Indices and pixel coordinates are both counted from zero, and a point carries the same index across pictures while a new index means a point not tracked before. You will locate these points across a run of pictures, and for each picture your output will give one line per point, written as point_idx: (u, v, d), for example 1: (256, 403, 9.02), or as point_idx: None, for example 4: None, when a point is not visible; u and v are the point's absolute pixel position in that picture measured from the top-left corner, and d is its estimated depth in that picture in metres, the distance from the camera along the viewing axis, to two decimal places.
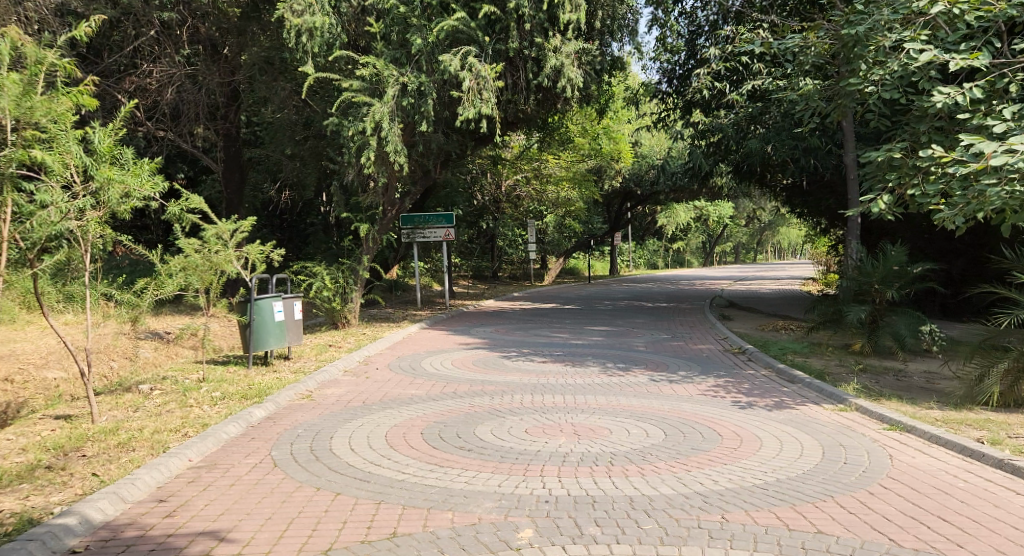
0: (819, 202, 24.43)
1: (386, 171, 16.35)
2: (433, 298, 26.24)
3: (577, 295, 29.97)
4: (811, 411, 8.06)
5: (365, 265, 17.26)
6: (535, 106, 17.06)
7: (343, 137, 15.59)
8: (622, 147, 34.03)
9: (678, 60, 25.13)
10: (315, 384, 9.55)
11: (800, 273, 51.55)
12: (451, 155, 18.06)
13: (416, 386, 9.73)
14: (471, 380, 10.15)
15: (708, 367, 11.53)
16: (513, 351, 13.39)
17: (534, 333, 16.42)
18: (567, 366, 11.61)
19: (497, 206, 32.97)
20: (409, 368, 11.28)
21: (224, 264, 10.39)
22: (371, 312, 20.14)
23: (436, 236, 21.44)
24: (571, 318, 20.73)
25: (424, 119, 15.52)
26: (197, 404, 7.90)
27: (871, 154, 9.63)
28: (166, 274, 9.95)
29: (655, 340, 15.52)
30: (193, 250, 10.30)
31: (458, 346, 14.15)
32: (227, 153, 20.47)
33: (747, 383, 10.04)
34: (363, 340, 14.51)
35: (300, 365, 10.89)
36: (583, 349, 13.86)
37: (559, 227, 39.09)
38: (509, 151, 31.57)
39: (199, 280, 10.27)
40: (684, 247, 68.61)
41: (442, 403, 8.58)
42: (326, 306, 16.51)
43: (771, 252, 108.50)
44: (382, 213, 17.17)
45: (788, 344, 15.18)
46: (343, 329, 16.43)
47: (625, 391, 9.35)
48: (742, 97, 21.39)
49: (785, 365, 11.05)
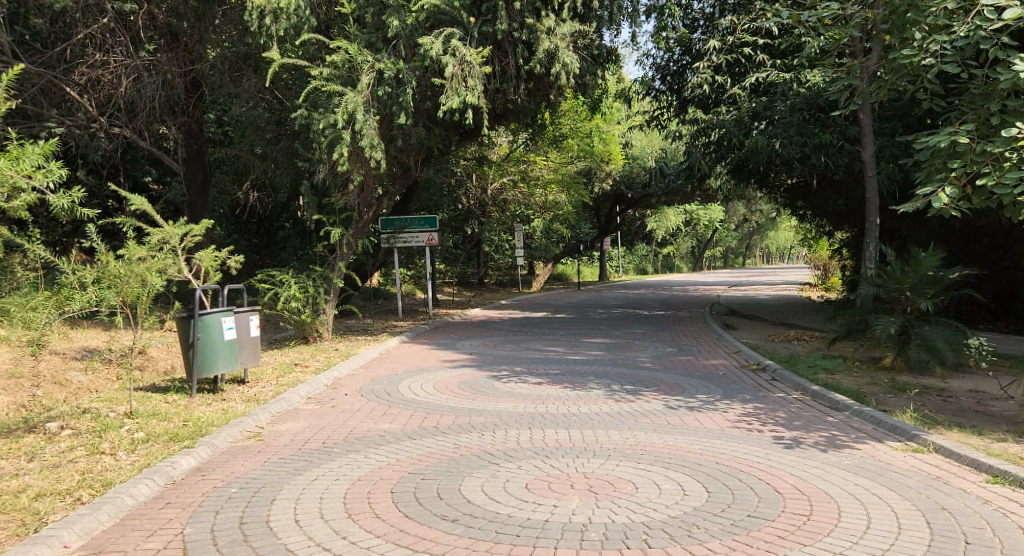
0: (824, 203, 23.11)
1: (362, 168, 14.73)
2: (416, 307, 24.71)
3: (567, 304, 28.50)
4: (877, 453, 6.55)
5: (338, 273, 15.66)
6: (526, 97, 15.54)
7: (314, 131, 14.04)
8: (612, 148, 32.61)
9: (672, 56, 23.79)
10: (269, 417, 7.95)
11: (792, 278, 50.41)
12: (433, 151, 16.51)
13: (389, 419, 8.13)
14: (456, 409, 8.59)
15: (731, 389, 10.01)
16: (504, 370, 11.83)
17: (526, 347, 14.93)
18: (568, 389, 10.05)
19: (484, 209, 31.46)
20: (384, 393, 9.69)
21: (148, 274, 8.92)
22: (347, 324, 18.58)
23: (418, 241, 20.00)
24: (564, 328, 19.22)
25: (404, 110, 13.97)
26: (110, 450, 6.22)
27: (927, 139, 8.34)
28: (74, 282, 8.67)
29: (661, 354, 14.03)
30: (111, 259, 8.87)
31: (442, 364, 12.58)
32: (188, 152, 18.51)
33: (780, 410, 8.53)
34: (335, 358, 12.95)
35: (255, 392, 9.24)
36: (583, 367, 12.32)
37: (547, 232, 37.66)
38: (494, 153, 30.11)
39: (117, 295, 8.81)
40: (673, 251, 67.33)
41: (419, 443, 7.01)
42: (295, 319, 14.90)
43: (759, 256, 107.67)
44: (356, 215, 15.59)
45: (807, 359, 13.73)
46: (313, 344, 14.88)
47: (643, 423, 7.82)
48: (744, 92, 20.33)
49: (821, 388, 9.55)
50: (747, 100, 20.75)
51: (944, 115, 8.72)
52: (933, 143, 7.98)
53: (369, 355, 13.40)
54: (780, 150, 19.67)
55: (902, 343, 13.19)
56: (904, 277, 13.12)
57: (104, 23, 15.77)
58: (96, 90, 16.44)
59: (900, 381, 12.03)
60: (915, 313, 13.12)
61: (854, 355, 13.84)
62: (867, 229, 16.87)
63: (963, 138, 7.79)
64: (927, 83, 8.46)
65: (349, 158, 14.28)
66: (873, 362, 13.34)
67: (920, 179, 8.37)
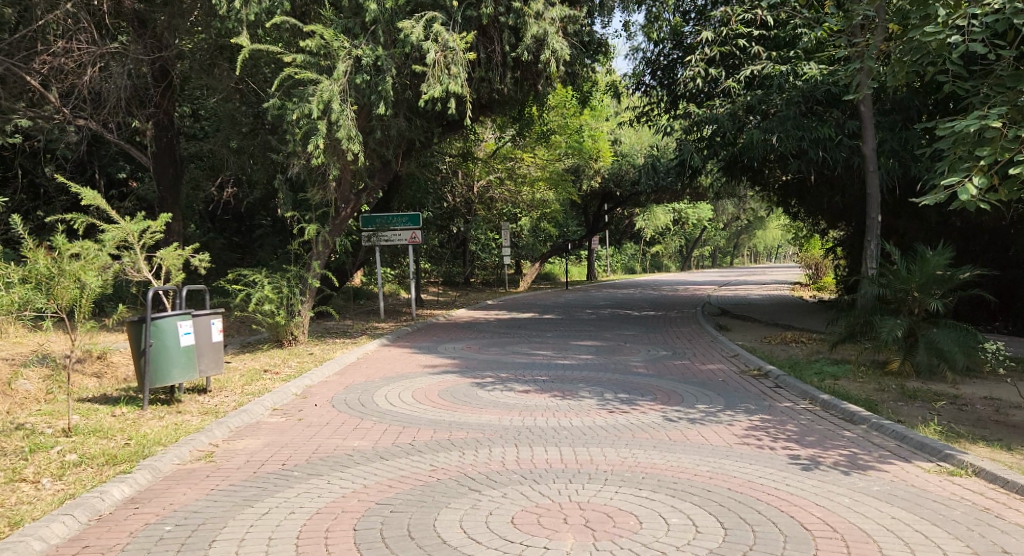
0: (819, 199, 22.49)
1: (338, 162, 13.95)
2: (399, 308, 23.94)
3: (555, 304, 27.82)
4: (907, 475, 5.83)
5: (314, 273, 14.85)
6: (512, 86, 14.78)
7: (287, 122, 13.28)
8: (600, 145, 31.95)
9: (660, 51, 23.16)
10: (226, 433, 7.15)
11: (781, 277, 49.95)
12: (415, 144, 15.73)
13: (360, 433, 7.36)
14: (436, 423, 7.83)
15: (734, 398, 9.29)
16: (489, 377, 11.07)
17: (513, 350, 14.19)
18: (558, 398, 9.30)
19: (470, 207, 30.71)
20: (358, 403, 8.91)
21: (79, 271, 8.29)
22: (326, 326, 17.78)
23: (401, 239, 19.24)
24: (552, 330, 18.48)
25: (383, 100, 13.19)
26: (30, 478, 5.49)
27: (951, 124, 7.65)
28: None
29: (654, 358, 13.32)
30: (40, 259, 8.29)
31: (423, 370, 11.80)
32: (157, 145, 17.42)
33: (789, 423, 7.81)
34: (309, 363, 12.15)
35: (215, 404, 8.42)
36: (573, 373, 11.56)
37: (534, 231, 37.00)
38: (480, 149, 29.40)
39: (46, 297, 8.24)
40: (662, 251, 66.83)
41: (390, 463, 6.24)
42: (268, 321, 14.10)
43: (746, 255, 107.48)
44: (334, 211, 14.78)
45: (809, 364, 13.06)
46: (287, 348, 14.09)
47: (640, 439, 7.08)
48: (739, 85, 19.68)
49: (831, 396, 8.83)
50: (741, 93, 20.09)
51: (968, 100, 8.03)
52: (960, 128, 7.30)
53: (345, 360, 12.60)
54: (776, 145, 18.97)
55: (908, 346, 12.54)
56: (911, 276, 12.45)
57: (68, 9, 14.90)
58: (60, 78, 15.38)
59: (909, 387, 11.35)
60: (922, 315, 12.47)
61: (858, 359, 13.17)
62: (868, 227, 16.22)
63: (995, 122, 7.11)
64: (951, 64, 7.78)
65: (325, 150, 13.50)
66: (877, 367, 12.68)
67: (941, 169, 7.69)
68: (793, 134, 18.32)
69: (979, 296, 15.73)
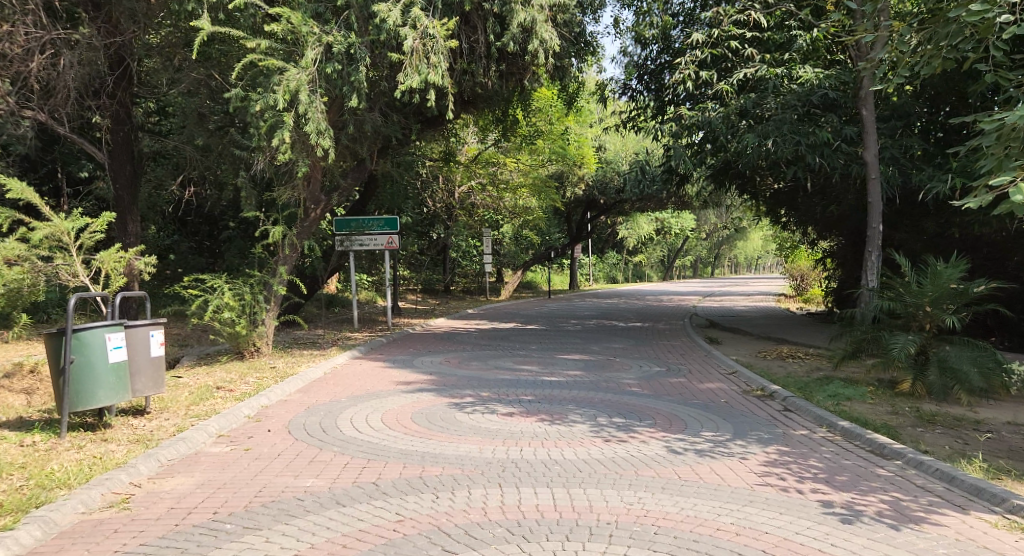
0: (812, 208, 21.66)
1: (307, 159, 12.93)
2: (375, 317, 22.83)
3: (538, 314, 26.82)
4: (976, 534, 5.01)
5: (280, 278, 13.76)
6: (497, 80, 13.77)
7: (251, 114, 12.29)
8: (585, 151, 31.07)
9: (647, 55, 22.17)
10: (155, 468, 6.11)
11: (766, 288, 49.31)
12: (391, 143, 14.68)
13: (316, 468, 6.30)
14: (407, 456, 6.78)
15: (743, 424, 8.31)
16: (469, 397, 10.02)
17: (495, 365, 13.14)
18: (545, 424, 8.29)
19: (450, 213, 29.65)
20: (318, 429, 7.82)
21: None
22: (294, 335, 16.65)
23: (376, 243, 18.19)
24: (535, 342, 17.46)
25: (356, 92, 12.22)
26: None
27: (998, 117, 6.81)
28: None
29: (647, 375, 12.37)
30: None
31: (396, 387, 10.72)
32: (112, 139, 16.24)
33: (812, 456, 6.81)
34: (269, 378, 11.05)
35: (147, 432, 7.33)
36: (561, 393, 10.52)
37: (516, 239, 36.04)
38: (462, 154, 28.43)
39: None
40: (644, 260, 66.12)
41: (350, 512, 5.26)
42: (228, 331, 13.03)
43: (728, 266, 107.23)
44: (302, 212, 13.69)
45: (813, 382, 12.15)
46: (249, 361, 13.01)
47: (642, 477, 6.10)
48: (732, 88, 18.67)
49: (854, 425, 7.84)
50: (735, 97, 19.03)
51: (1012, 90, 7.19)
52: (1009, 121, 6.47)
53: (310, 375, 11.49)
54: (772, 150, 17.86)
55: (919, 365, 11.56)
56: (924, 290, 11.51)
57: None
58: (5, 67, 14.11)
59: (923, 409, 10.43)
60: (935, 332, 11.51)
61: (865, 378, 12.26)
62: (870, 236, 15.36)
63: None
64: (996, 49, 6.94)
65: (292, 146, 12.48)
66: (886, 386, 11.79)
67: (986, 167, 6.85)
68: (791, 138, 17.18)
69: (995, 312, 14.84)
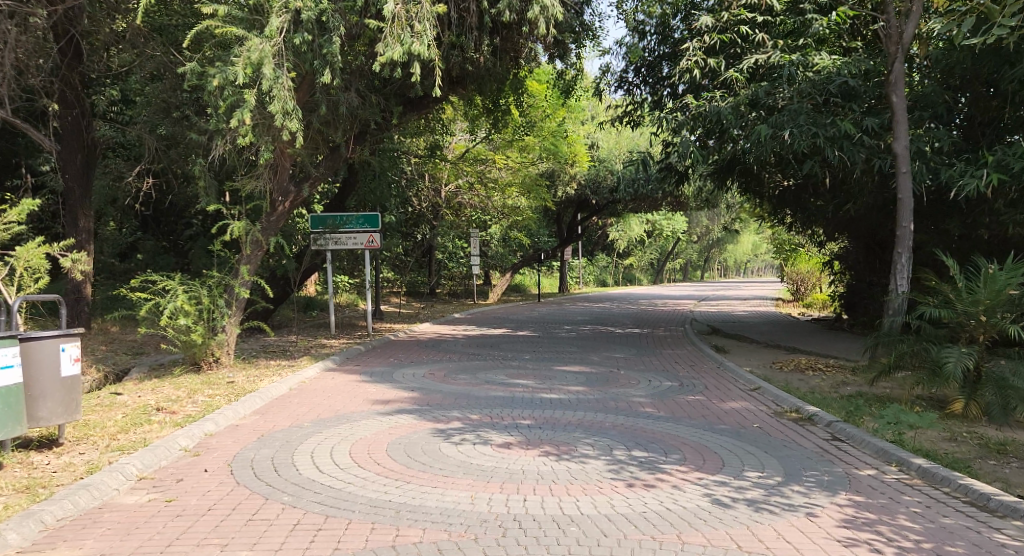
0: (824, 208, 20.20)
1: (273, 143, 11.42)
2: (355, 322, 21.27)
3: (529, 318, 25.35)
4: None
5: (242, 279, 12.22)
6: (491, 57, 12.30)
7: (208, 91, 10.90)
8: (578, 149, 29.67)
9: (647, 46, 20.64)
10: (33, 535, 4.95)
11: (761, 292, 48.07)
12: (368, 128, 13.09)
13: (256, 530, 5.05)
14: (381, 512, 5.34)
15: (791, 460, 6.80)
16: (457, 421, 8.51)
17: (486, 378, 11.66)
18: (551, 459, 6.79)
19: (437, 213, 28.13)
20: (267, 468, 6.33)
21: None
22: (263, 344, 15.09)
23: (355, 241, 16.65)
24: (528, 350, 15.95)
25: (328, 67, 10.76)
26: None
27: None
28: None
29: (658, 392, 10.91)
30: None
31: (371, 408, 9.19)
32: (63, 124, 15.08)
33: (898, 512, 5.41)
34: (222, 395, 9.49)
35: (43, 473, 5.87)
36: (565, 416, 8.99)
37: (503, 240, 34.54)
38: (448, 150, 26.97)
39: None
40: (634, 264, 64.82)
41: None
42: (182, 339, 11.55)
43: (717, 269, 106.17)
44: (268, 204, 12.14)
45: (845, 399, 10.75)
46: (206, 374, 11.48)
47: (685, 547, 4.90)
48: (742, 76, 17.14)
49: (932, 464, 6.37)
50: (745, 86, 17.47)
51: None
52: None
53: (274, 391, 9.94)
54: (787, 143, 16.13)
55: (971, 383, 10.09)
56: (977, 297, 9.98)
57: None
58: None
59: (981, 434, 9.06)
60: (989, 344, 10.01)
61: (906, 395, 10.87)
62: (899, 236, 13.88)
63: None
64: None
65: (254, 128, 11.06)
66: (931, 405, 10.42)
67: None
68: (808, 128, 15.56)
69: None
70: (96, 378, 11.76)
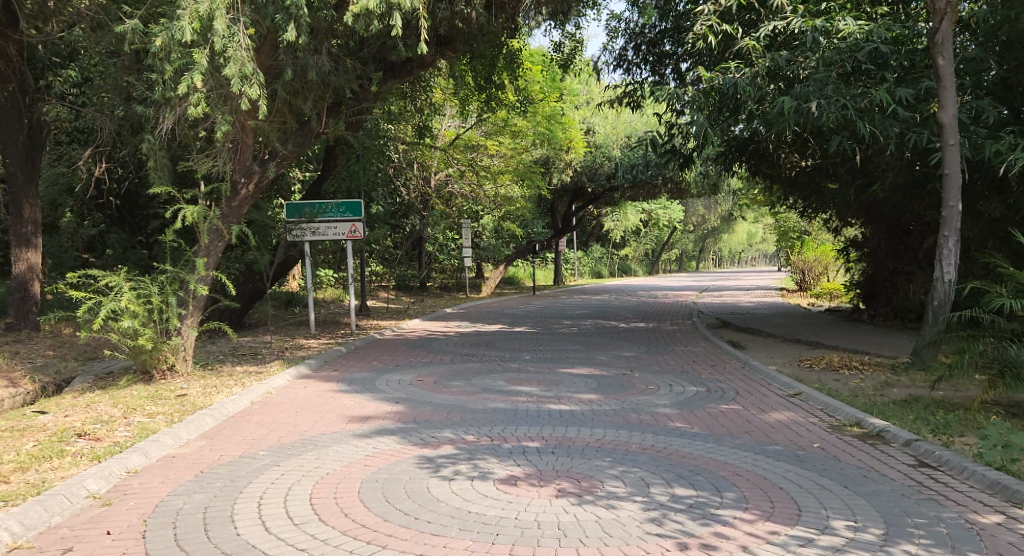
0: (845, 189, 18.59)
1: (232, 115, 9.84)
2: (338, 319, 19.63)
3: (526, 313, 23.77)
4: None
5: (200, 274, 10.57)
6: (481, 13, 10.68)
7: (152, 53, 9.32)
8: (574, 135, 28.02)
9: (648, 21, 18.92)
10: None
11: (761, 282, 46.50)
12: (343, 98, 11.44)
13: None
14: None
15: (883, 501, 5.21)
16: (450, 445, 6.91)
17: (483, 386, 10.05)
18: (572, 504, 5.23)
19: (426, 202, 26.45)
20: (195, 528, 4.82)
21: None
22: (231, 347, 13.44)
23: (336, 232, 15.17)
24: (529, 350, 14.35)
25: (293, 22, 9.16)
26: None
27: None
28: None
29: (684, 400, 9.31)
30: None
31: (345, 427, 7.58)
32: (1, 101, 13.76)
33: None
34: (165, 413, 7.87)
35: None
36: (581, 437, 7.34)
37: (496, 231, 32.89)
38: (437, 136, 25.30)
39: None
40: (631, 255, 63.23)
41: None
42: (129, 345, 9.93)
43: (712, 259, 104.76)
44: (228, 187, 10.45)
45: (903, 406, 9.21)
46: (155, 384, 9.86)
47: None
48: (759, 43, 15.39)
49: None
50: (762, 55, 15.75)
51: None
52: None
53: (231, 407, 8.28)
54: (813, 119, 14.33)
55: None
56: None
57: None
58: None
59: None
60: None
61: (972, 399, 9.30)
62: (946, 219, 12.29)
63: None
64: None
65: (208, 97, 9.55)
66: (1007, 412, 8.86)
67: None
68: (837, 99, 13.80)
69: None
70: (29, 392, 10.12)
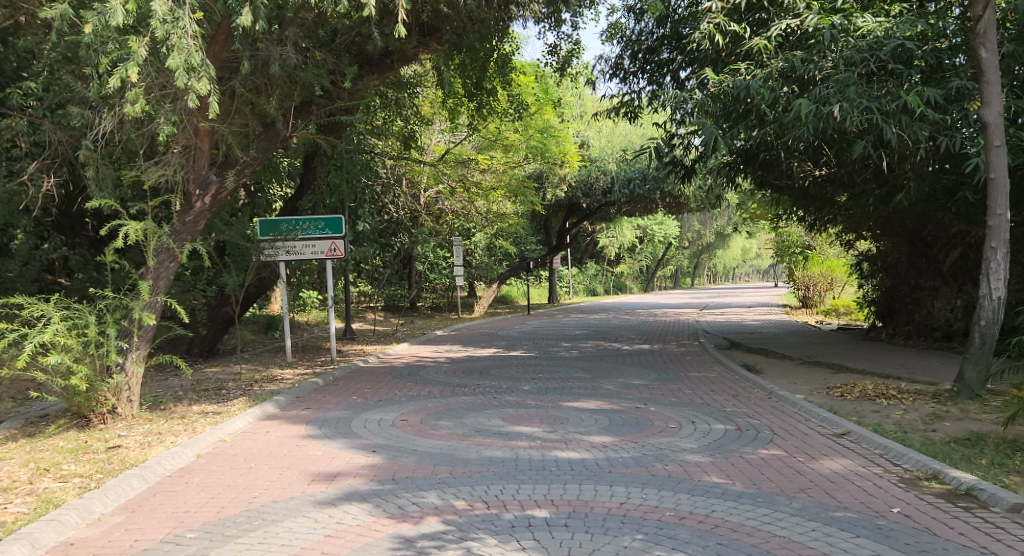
0: (863, 202, 16.94)
1: (179, 115, 8.41)
2: (319, 345, 18.13)
3: (521, 334, 22.31)
4: None
5: (148, 300, 9.06)
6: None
7: (83, 43, 7.91)
8: (568, 149, 26.72)
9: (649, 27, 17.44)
10: None
11: (761, 299, 45.15)
12: (313, 96, 10.05)
13: None
14: None
15: None
16: (438, 516, 5.48)
17: (480, 427, 8.62)
18: None
19: (415, 219, 25.03)
20: None
21: None
22: (195, 381, 11.93)
23: (314, 250, 13.79)
24: (528, 379, 12.92)
25: (249, 3, 7.76)
26: None
27: None
28: None
29: (716, 445, 7.83)
30: None
31: (307, 490, 6.11)
32: None
33: None
34: (83, 476, 6.34)
35: None
36: (600, 501, 5.86)
37: (489, 248, 31.46)
38: (426, 150, 23.94)
39: None
40: (626, 272, 61.85)
41: None
42: (60, 385, 8.38)
43: (706, 275, 103.52)
44: (179, 199, 8.96)
45: (973, 445, 7.84)
46: (89, 431, 8.34)
47: None
48: (771, 42, 13.43)
49: None
50: (775, 57, 13.74)
51: None
52: None
53: (168, 465, 6.75)
54: (835, 124, 12.13)
55: None
56: None
57: None
58: None
59: None
60: None
61: None
62: (992, 228, 10.50)
63: None
64: None
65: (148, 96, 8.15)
66: None
67: None
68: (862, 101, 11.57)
69: None
70: None
